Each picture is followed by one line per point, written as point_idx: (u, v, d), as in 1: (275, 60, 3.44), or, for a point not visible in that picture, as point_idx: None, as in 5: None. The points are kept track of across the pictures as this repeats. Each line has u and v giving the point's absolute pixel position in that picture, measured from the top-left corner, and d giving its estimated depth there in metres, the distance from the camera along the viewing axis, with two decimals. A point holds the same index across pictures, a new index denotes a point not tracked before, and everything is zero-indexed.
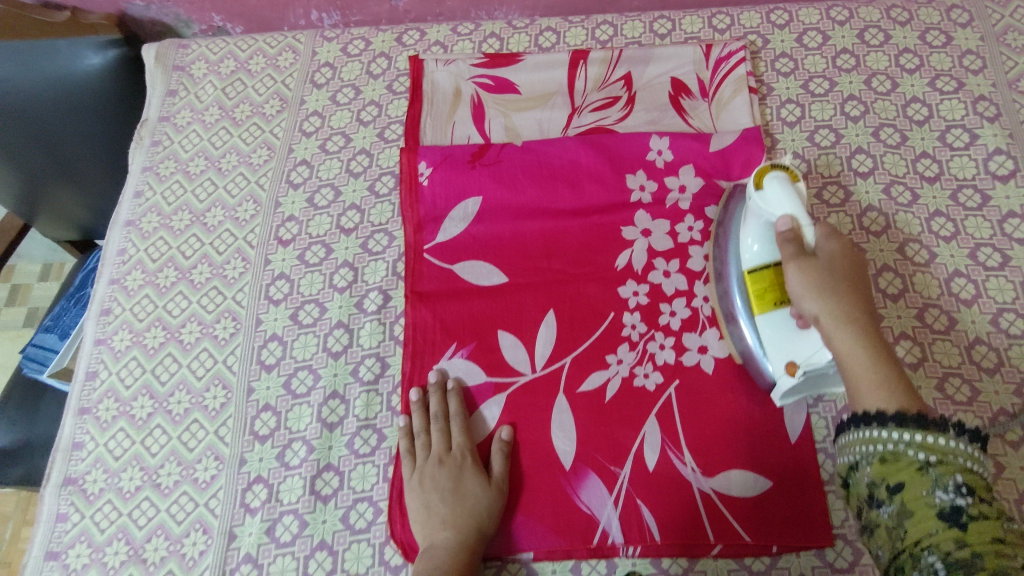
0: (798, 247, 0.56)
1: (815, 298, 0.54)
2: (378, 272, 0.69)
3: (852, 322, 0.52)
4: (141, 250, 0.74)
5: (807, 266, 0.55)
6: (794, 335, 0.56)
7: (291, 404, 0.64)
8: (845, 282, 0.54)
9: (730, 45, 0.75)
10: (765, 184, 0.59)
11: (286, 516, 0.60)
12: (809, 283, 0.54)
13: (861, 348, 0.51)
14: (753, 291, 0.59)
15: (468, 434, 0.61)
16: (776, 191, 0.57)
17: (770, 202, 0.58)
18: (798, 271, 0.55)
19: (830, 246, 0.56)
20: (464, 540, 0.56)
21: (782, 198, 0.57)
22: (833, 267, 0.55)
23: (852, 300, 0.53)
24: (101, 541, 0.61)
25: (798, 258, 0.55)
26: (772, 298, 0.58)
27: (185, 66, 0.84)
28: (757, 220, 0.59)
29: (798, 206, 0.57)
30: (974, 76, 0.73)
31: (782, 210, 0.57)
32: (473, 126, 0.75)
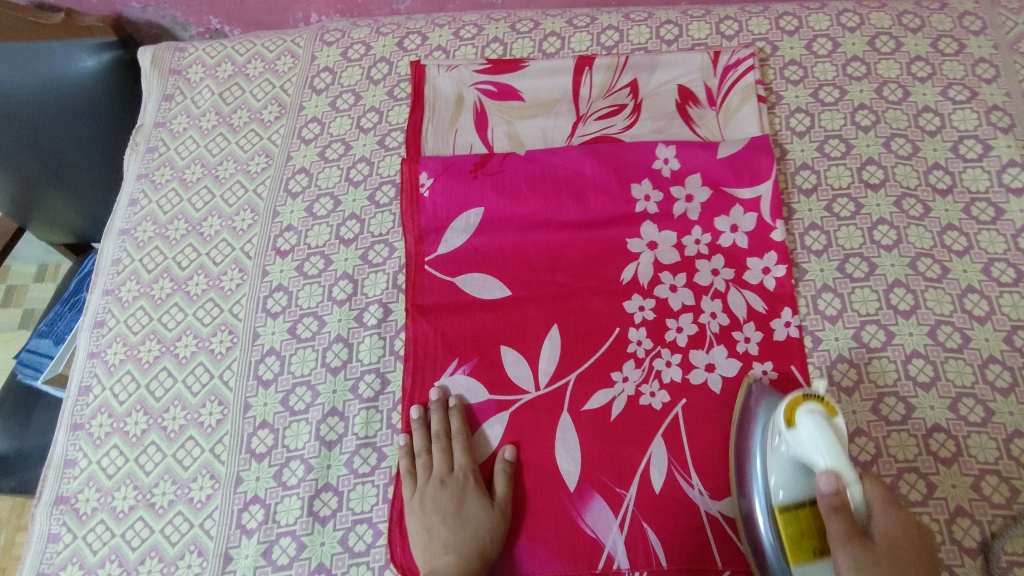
0: (851, 527, 0.47)
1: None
2: (378, 285, 0.68)
3: None
4: (135, 260, 0.73)
5: (862, 551, 0.47)
6: None
7: (289, 421, 0.63)
8: (909, 568, 0.47)
9: (738, 52, 0.74)
10: (798, 419, 0.50)
11: (283, 537, 0.58)
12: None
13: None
14: (788, 545, 0.51)
15: (470, 454, 0.60)
16: (810, 433, 0.48)
17: (805, 444, 0.48)
18: (849, 563, 0.47)
19: (884, 516, 0.48)
20: (465, 566, 0.54)
21: (817, 445, 0.48)
22: (894, 551, 0.47)
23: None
24: (94, 562, 0.59)
25: (855, 552, 0.47)
26: (807, 550, 0.51)
27: (182, 70, 0.82)
28: (786, 455, 0.51)
29: (840, 459, 0.47)
30: (987, 86, 0.72)
31: (822, 460, 0.47)
32: (475, 133, 0.73)
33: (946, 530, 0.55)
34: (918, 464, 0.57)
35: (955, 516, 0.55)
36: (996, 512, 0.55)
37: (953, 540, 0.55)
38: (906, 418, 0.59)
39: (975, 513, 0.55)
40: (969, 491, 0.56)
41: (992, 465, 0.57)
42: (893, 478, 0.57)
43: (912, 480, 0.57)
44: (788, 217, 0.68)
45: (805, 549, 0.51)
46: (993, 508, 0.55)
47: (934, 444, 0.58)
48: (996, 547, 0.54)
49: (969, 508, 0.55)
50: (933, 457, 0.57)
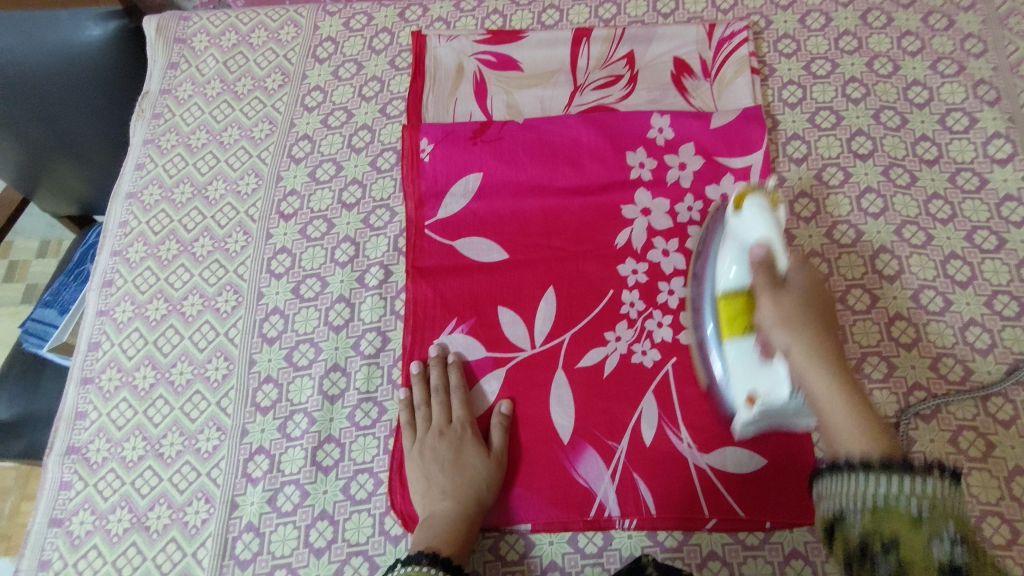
0: (773, 279, 0.52)
1: (782, 327, 0.50)
2: (379, 247, 0.70)
3: (823, 355, 0.49)
4: (142, 222, 0.74)
5: (781, 295, 0.52)
6: (755, 367, 0.53)
7: (292, 376, 0.65)
8: (818, 320, 0.51)
9: (733, 26, 0.75)
10: (743, 205, 0.56)
11: (287, 486, 0.61)
12: (781, 313, 0.51)
13: (821, 362, 0.49)
14: (726, 320, 0.56)
15: (468, 407, 0.62)
16: (751, 214, 0.55)
17: (747, 224, 0.55)
18: (769, 300, 0.51)
19: (800, 277, 0.53)
20: (462, 510, 0.57)
21: (755, 221, 0.55)
22: (810, 307, 0.52)
23: (821, 335, 0.50)
24: (105, 509, 0.62)
25: (773, 293, 0.52)
26: (741, 326, 0.55)
27: (187, 39, 0.84)
28: (733, 242, 0.56)
29: (773, 231, 0.54)
30: (975, 60, 0.73)
31: (757, 234, 0.54)
32: (475, 102, 0.75)
33: None
34: (898, 419, 0.60)
35: None
36: (972, 465, 0.58)
37: None
38: (888, 376, 0.61)
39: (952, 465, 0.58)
40: (946, 445, 0.58)
41: (969, 421, 0.59)
42: None
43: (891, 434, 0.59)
44: (778, 185, 0.70)
45: (742, 324, 0.55)
46: (969, 461, 0.58)
47: (914, 401, 0.60)
48: (971, 497, 0.56)
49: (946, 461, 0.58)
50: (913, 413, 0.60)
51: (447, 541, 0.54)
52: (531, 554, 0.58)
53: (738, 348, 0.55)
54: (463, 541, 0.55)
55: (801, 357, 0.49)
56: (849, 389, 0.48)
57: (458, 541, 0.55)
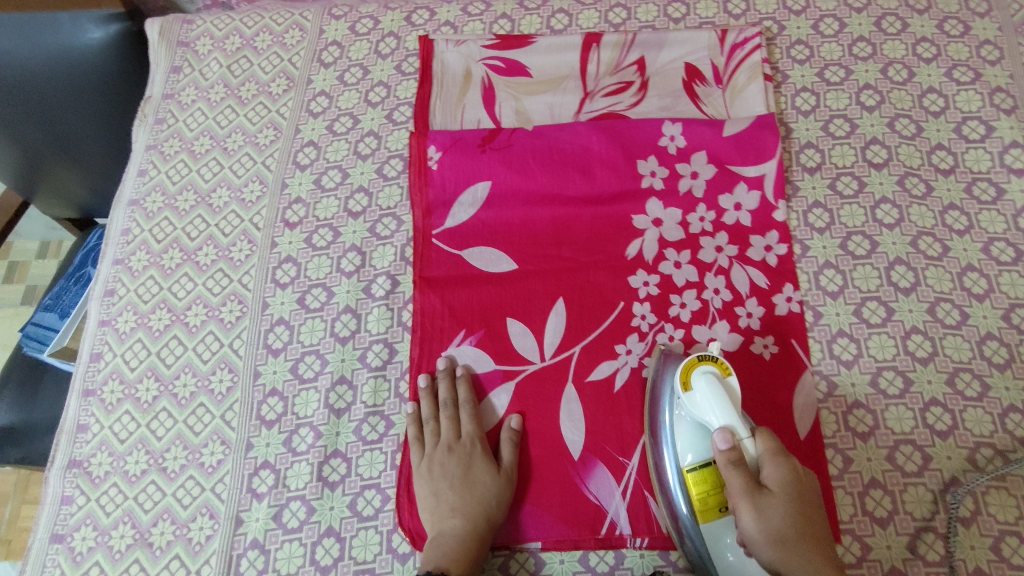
0: (751, 486, 0.51)
1: (771, 548, 0.49)
2: (386, 257, 0.68)
3: (811, 560, 0.48)
4: (145, 230, 0.73)
5: (764, 511, 0.50)
6: (746, 573, 0.52)
7: (298, 389, 0.64)
8: (794, 498, 0.51)
9: (746, 31, 0.74)
10: (693, 381, 0.55)
11: (293, 502, 0.60)
12: (772, 537, 0.49)
13: (795, 545, 0.49)
14: (696, 503, 0.54)
15: (478, 422, 0.61)
16: (704, 393, 0.54)
17: (701, 405, 0.54)
18: (751, 516, 0.50)
19: (773, 465, 0.51)
20: (471, 529, 0.56)
21: (711, 404, 0.53)
22: (787, 493, 0.51)
23: (810, 549, 0.49)
24: (107, 524, 0.61)
25: (758, 511, 0.50)
26: (715, 507, 0.53)
27: (190, 42, 0.82)
28: (687, 420, 0.55)
29: (729, 408, 0.53)
30: (991, 67, 0.72)
31: (716, 418, 0.53)
32: (483, 109, 0.73)
33: (940, 499, 0.56)
34: (915, 436, 0.59)
35: (949, 487, 0.57)
36: (990, 483, 0.57)
37: (948, 509, 0.56)
38: (904, 391, 0.60)
39: (969, 483, 0.57)
40: (964, 463, 0.57)
41: (987, 437, 0.58)
42: (890, 449, 0.58)
43: (908, 451, 0.58)
44: (791, 195, 0.68)
45: (713, 509, 0.53)
46: (987, 478, 0.57)
47: (931, 417, 0.59)
48: (989, 516, 0.55)
49: (963, 478, 0.57)
50: (930, 430, 0.59)
51: (457, 561, 0.53)
52: (542, 572, 0.57)
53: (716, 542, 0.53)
54: (473, 561, 0.54)
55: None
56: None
57: (468, 561, 0.54)
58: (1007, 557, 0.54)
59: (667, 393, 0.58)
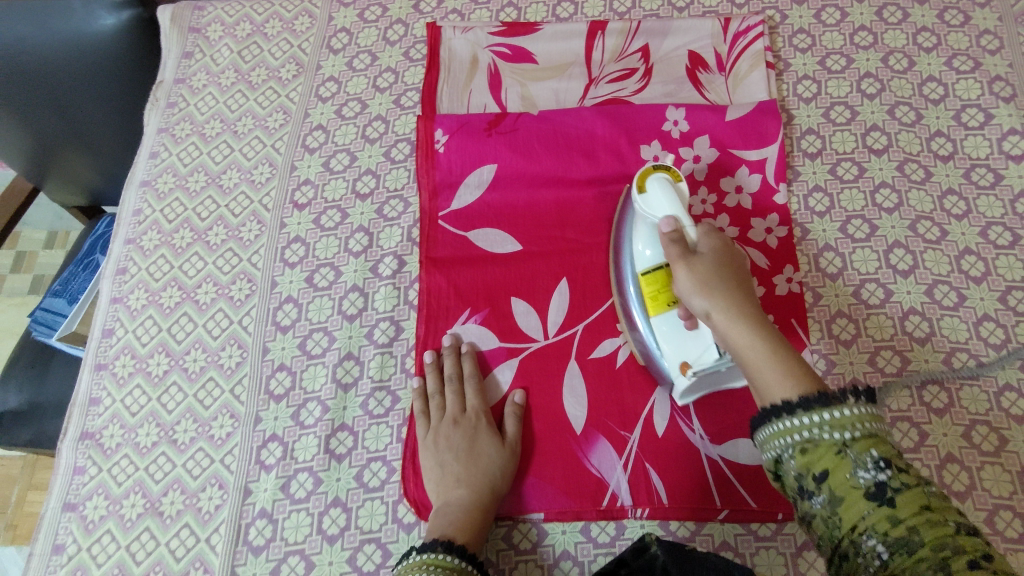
0: (688, 255, 0.54)
1: (700, 293, 0.52)
2: (393, 238, 0.70)
3: (741, 306, 0.50)
4: (157, 210, 0.75)
5: (695, 265, 0.53)
6: (685, 336, 0.56)
7: (306, 365, 0.65)
8: (729, 270, 0.53)
9: (748, 20, 0.75)
10: (647, 184, 0.59)
11: (300, 473, 0.61)
12: (699, 280, 0.52)
13: (720, 291, 0.51)
14: (648, 295, 0.58)
15: (483, 395, 0.62)
16: (656, 193, 0.58)
17: (652, 203, 0.58)
18: (685, 270, 0.53)
19: (709, 241, 0.55)
20: (476, 497, 0.57)
21: (660, 198, 0.58)
22: (722, 262, 0.53)
23: (737, 291, 0.51)
24: (118, 494, 0.62)
25: (689, 265, 0.53)
26: (664, 296, 0.57)
27: (201, 29, 0.84)
28: (642, 221, 0.59)
29: (677, 205, 0.57)
30: (991, 56, 0.73)
31: (664, 211, 0.57)
32: (490, 94, 0.75)
33: (936, 474, 0.57)
34: (912, 413, 0.59)
35: (945, 462, 0.57)
36: (985, 459, 0.57)
37: (944, 484, 0.57)
38: (901, 370, 0.61)
39: (965, 459, 0.58)
40: (960, 439, 0.58)
41: (982, 415, 0.59)
42: (887, 425, 0.59)
43: (905, 427, 0.59)
44: (792, 179, 0.70)
45: (662, 298, 0.57)
46: (982, 455, 0.58)
47: (927, 395, 0.60)
48: (984, 491, 0.56)
49: (959, 454, 0.58)
50: (926, 407, 0.60)
51: (462, 528, 0.55)
52: (544, 543, 0.59)
53: (665, 322, 0.57)
54: (477, 528, 0.55)
55: (721, 311, 0.50)
56: (764, 325, 0.49)
57: (472, 529, 0.55)
58: (1003, 531, 0.55)
59: (628, 215, 0.63)
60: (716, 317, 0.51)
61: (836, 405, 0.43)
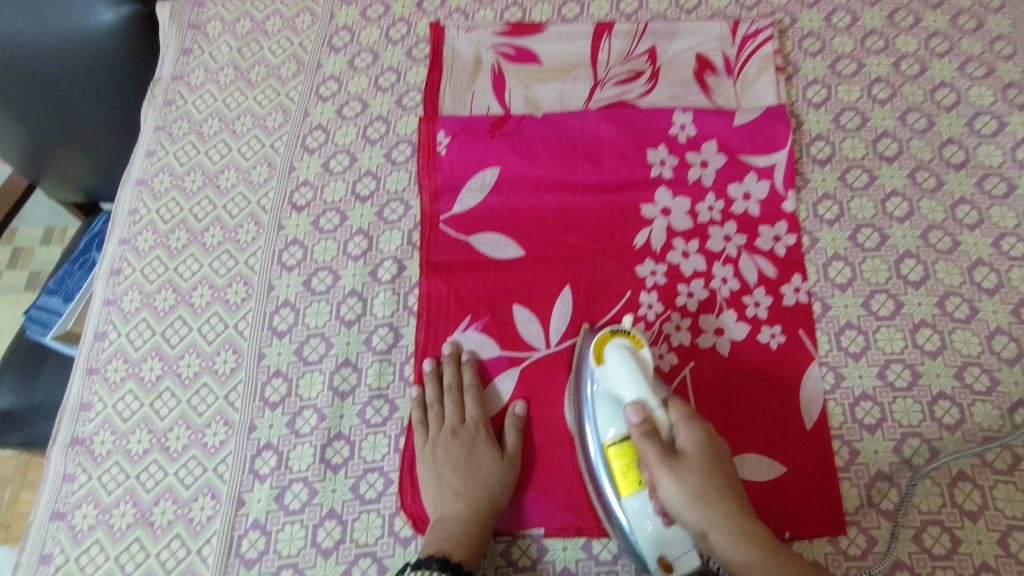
0: (664, 450, 0.49)
1: (694, 506, 0.47)
2: (393, 242, 0.68)
3: (739, 521, 0.46)
4: (152, 211, 0.73)
5: (678, 470, 0.48)
6: (662, 531, 0.51)
7: (302, 371, 0.63)
8: (716, 469, 0.48)
9: (758, 22, 0.74)
10: (606, 355, 0.54)
11: (295, 483, 0.59)
12: (687, 491, 0.47)
13: (711, 498, 0.47)
14: (619, 475, 0.52)
15: (482, 406, 0.61)
16: (619, 369, 0.52)
17: (615, 380, 0.53)
18: (670, 480, 0.48)
19: (688, 431, 0.50)
20: (474, 512, 0.55)
21: (625, 374, 0.52)
22: (704, 457, 0.49)
23: (728, 498, 0.48)
24: (109, 502, 0.60)
25: (671, 466, 0.48)
26: (635, 480, 0.52)
27: (201, 25, 0.83)
28: (605, 396, 0.54)
29: (643, 385, 0.51)
30: (1004, 62, 0.72)
31: (629, 392, 0.52)
32: (493, 95, 0.73)
33: (948, 493, 0.56)
34: (923, 429, 0.58)
35: (957, 480, 0.56)
36: (998, 478, 0.56)
37: (956, 503, 0.55)
38: (912, 384, 0.60)
39: (977, 478, 0.56)
40: (972, 457, 0.57)
41: (995, 432, 0.58)
42: (897, 441, 0.58)
43: (915, 444, 0.58)
44: (801, 186, 0.68)
45: (634, 481, 0.52)
46: (995, 473, 0.56)
47: (939, 411, 0.59)
48: (997, 511, 0.55)
49: (971, 473, 0.56)
50: (938, 423, 0.58)
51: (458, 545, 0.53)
52: (544, 559, 0.57)
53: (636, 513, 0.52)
54: (475, 545, 0.54)
55: (722, 538, 0.46)
56: (762, 537, 0.46)
57: (469, 545, 0.53)
58: (1015, 553, 0.54)
59: (587, 377, 0.56)
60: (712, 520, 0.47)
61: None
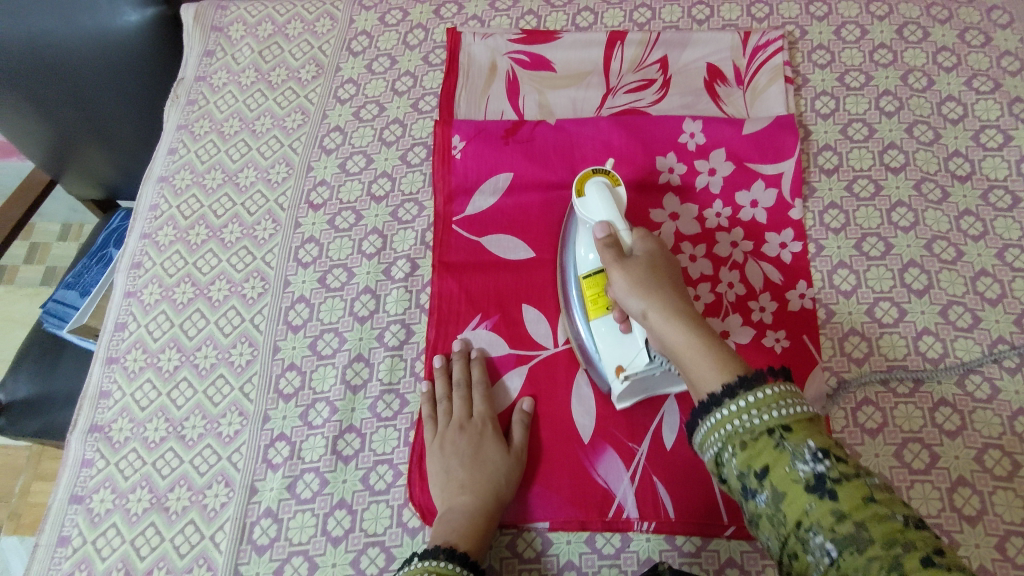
0: (621, 257, 0.54)
1: (637, 292, 0.52)
2: (407, 241, 0.70)
3: (677, 306, 0.51)
4: (173, 206, 0.75)
5: (630, 266, 0.54)
6: (621, 340, 0.57)
7: (316, 365, 0.65)
8: (666, 276, 0.54)
9: (768, 34, 0.75)
10: (585, 189, 0.58)
11: (307, 473, 0.61)
12: (634, 280, 0.53)
13: (654, 288, 0.52)
14: (589, 299, 0.59)
15: (489, 401, 0.62)
16: (594, 195, 0.57)
17: (587, 208, 0.58)
18: (620, 272, 0.53)
19: (645, 246, 0.56)
20: (480, 505, 0.56)
21: (599, 201, 0.57)
22: (654, 266, 0.54)
23: (673, 294, 0.52)
24: (125, 487, 0.62)
25: (623, 264, 0.54)
26: (603, 303, 0.58)
27: (224, 28, 0.85)
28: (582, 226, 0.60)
29: (612, 208, 0.56)
30: (1011, 78, 0.73)
31: (598, 215, 0.57)
32: (507, 101, 0.75)
33: (947, 497, 0.57)
34: (924, 435, 0.59)
35: (956, 485, 0.57)
36: (997, 484, 0.57)
37: (955, 508, 0.56)
38: (913, 391, 0.61)
39: (977, 483, 0.57)
40: (972, 463, 0.58)
41: (996, 439, 0.58)
42: (898, 446, 0.59)
43: (916, 449, 0.58)
44: (808, 196, 0.69)
45: (601, 304, 0.58)
46: (995, 479, 0.57)
47: (940, 417, 0.59)
48: (995, 516, 0.56)
49: (971, 478, 0.57)
50: (938, 429, 0.59)
51: (465, 536, 0.54)
52: (549, 552, 0.58)
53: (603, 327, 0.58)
54: (481, 536, 0.55)
55: (656, 313, 0.51)
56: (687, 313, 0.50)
57: (475, 537, 0.54)
58: (1012, 557, 0.54)
59: (570, 226, 0.63)
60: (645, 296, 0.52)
61: (758, 389, 0.42)
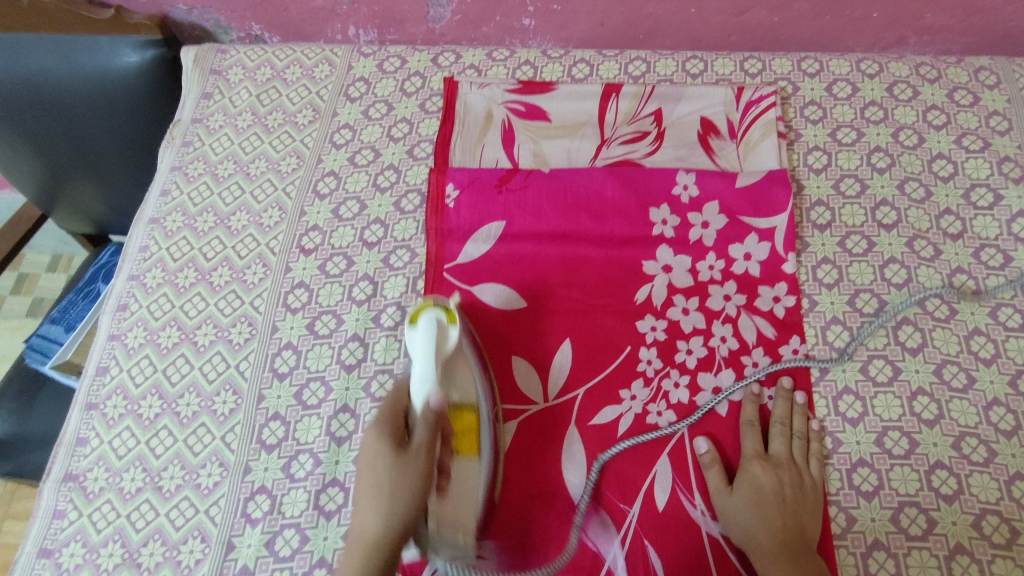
0: (755, 446, 0.60)
1: (751, 471, 0.59)
2: (397, 288, 0.69)
3: (774, 531, 0.55)
4: (162, 249, 0.74)
5: (754, 465, 0.59)
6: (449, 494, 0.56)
7: (300, 415, 0.64)
8: (765, 511, 0.56)
9: (762, 89, 0.76)
10: (417, 321, 0.59)
11: (287, 529, 0.59)
12: (747, 475, 0.58)
13: (743, 507, 0.57)
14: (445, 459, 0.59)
15: (394, 407, 0.57)
16: (419, 333, 0.58)
17: (415, 342, 0.58)
18: (743, 465, 0.59)
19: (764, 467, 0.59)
20: (380, 534, 0.50)
21: (423, 341, 0.57)
22: (753, 496, 0.57)
23: (765, 531, 0.56)
24: (97, 541, 0.60)
25: (754, 456, 0.60)
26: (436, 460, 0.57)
27: (222, 71, 0.85)
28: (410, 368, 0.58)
29: (428, 353, 0.57)
30: (1000, 138, 0.74)
31: (420, 350, 0.57)
32: (502, 149, 0.75)
33: (946, 566, 0.55)
34: (920, 499, 0.58)
35: (955, 553, 0.56)
36: (996, 552, 0.56)
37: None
38: (909, 453, 0.59)
39: (976, 551, 0.56)
40: (969, 529, 0.56)
41: (993, 505, 0.57)
42: (894, 510, 0.57)
43: (913, 514, 0.57)
44: (801, 250, 0.69)
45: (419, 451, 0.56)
46: (993, 547, 0.56)
47: (936, 481, 0.58)
48: None
49: (969, 546, 0.56)
50: (935, 493, 0.58)
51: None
52: None
53: (462, 474, 0.57)
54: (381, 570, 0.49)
55: (747, 495, 0.57)
56: (775, 505, 0.57)
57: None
58: None
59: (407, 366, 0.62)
60: (743, 494, 0.58)
61: None
